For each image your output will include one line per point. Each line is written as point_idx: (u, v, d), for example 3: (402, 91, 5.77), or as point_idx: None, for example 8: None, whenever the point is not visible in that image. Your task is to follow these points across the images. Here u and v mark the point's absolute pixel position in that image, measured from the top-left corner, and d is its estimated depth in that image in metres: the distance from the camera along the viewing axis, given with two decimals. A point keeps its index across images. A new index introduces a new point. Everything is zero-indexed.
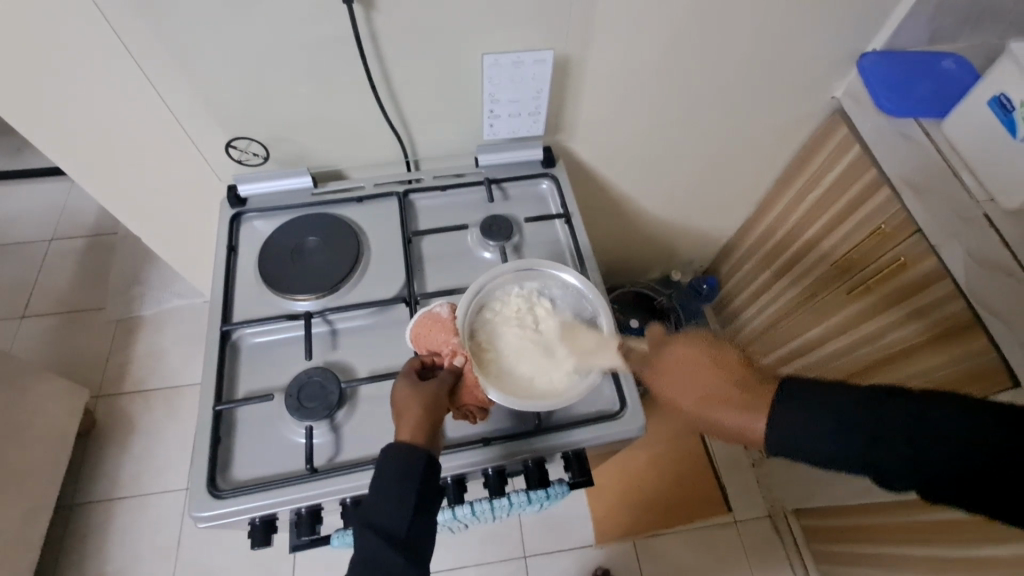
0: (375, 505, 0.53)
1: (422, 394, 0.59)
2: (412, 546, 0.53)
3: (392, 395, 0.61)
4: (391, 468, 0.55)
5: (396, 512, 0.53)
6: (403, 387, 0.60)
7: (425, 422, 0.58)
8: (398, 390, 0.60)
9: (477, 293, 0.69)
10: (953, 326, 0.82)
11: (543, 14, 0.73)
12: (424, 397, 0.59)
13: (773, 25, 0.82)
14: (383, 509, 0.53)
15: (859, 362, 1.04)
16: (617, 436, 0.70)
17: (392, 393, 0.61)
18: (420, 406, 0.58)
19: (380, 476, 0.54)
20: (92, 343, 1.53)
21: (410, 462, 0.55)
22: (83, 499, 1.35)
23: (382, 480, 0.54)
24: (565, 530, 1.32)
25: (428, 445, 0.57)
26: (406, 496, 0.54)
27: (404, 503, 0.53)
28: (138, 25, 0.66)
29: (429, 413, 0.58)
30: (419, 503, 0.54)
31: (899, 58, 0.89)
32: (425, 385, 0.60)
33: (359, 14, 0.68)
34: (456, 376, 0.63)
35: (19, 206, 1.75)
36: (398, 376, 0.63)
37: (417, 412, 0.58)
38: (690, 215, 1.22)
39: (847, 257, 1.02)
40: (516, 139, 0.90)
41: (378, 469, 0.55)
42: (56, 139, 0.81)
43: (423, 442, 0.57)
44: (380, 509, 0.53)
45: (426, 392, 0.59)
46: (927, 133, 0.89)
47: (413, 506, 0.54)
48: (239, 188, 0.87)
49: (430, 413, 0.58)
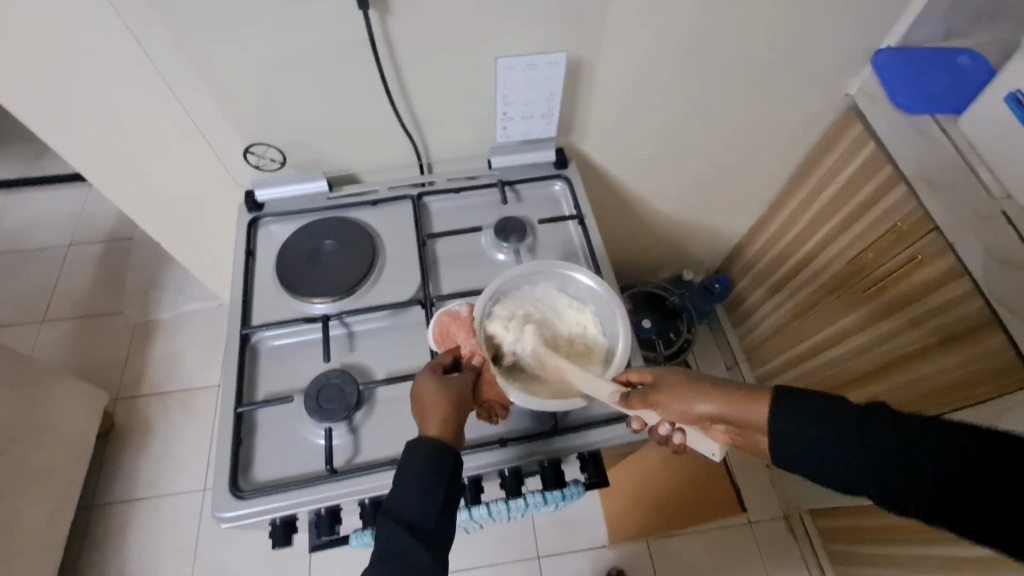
0: (402, 499, 0.54)
1: (449, 391, 0.60)
2: (438, 541, 0.53)
3: (417, 392, 0.61)
4: (418, 462, 0.55)
5: (424, 509, 0.54)
6: (429, 382, 0.61)
7: (453, 420, 0.59)
8: (423, 386, 0.61)
9: (504, 280, 0.70)
10: (971, 324, 0.81)
11: (555, 15, 0.73)
12: (449, 394, 0.60)
13: (784, 23, 0.82)
14: (412, 507, 0.54)
15: (873, 362, 1.04)
16: (632, 437, 0.70)
17: (415, 392, 0.62)
18: (446, 403, 0.59)
19: (406, 473, 0.55)
20: (110, 346, 1.56)
21: (439, 457, 0.56)
22: (102, 500, 1.36)
23: (409, 475, 0.55)
24: (579, 530, 1.33)
25: (454, 442, 0.58)
26: (433, 491, 0.55)
27: (431, 501, 0.54)
28: (157, 30, 0.67)
29: (456, 410, 0.59)
30: (446, 500, 0.55)
31: (913, 54, 0.89)
32: (449, 383, 0.61)
33: (374, 20, 0.69)
34: (477, 373, 0.64)
35: (37, 213, 1.78)
36: (424, 370, 0.64)
37: (444, 409, 0.59)
38: (702, 214, 1.22)
39: (863, 255, 1.01)
40: (529, 141, 0.90)
41: (404, 465, 0.56)
42: (76, 145, 0.83)
43: (450, 438, 0.58)
44: (408, 504, 0.54)
45: (452, 390, 0.61)
46: (943, 130, 0.88)
47: (440, 503, 0.54)
48: (256, 194, 0.88)
49: (457, 410, 0.59)
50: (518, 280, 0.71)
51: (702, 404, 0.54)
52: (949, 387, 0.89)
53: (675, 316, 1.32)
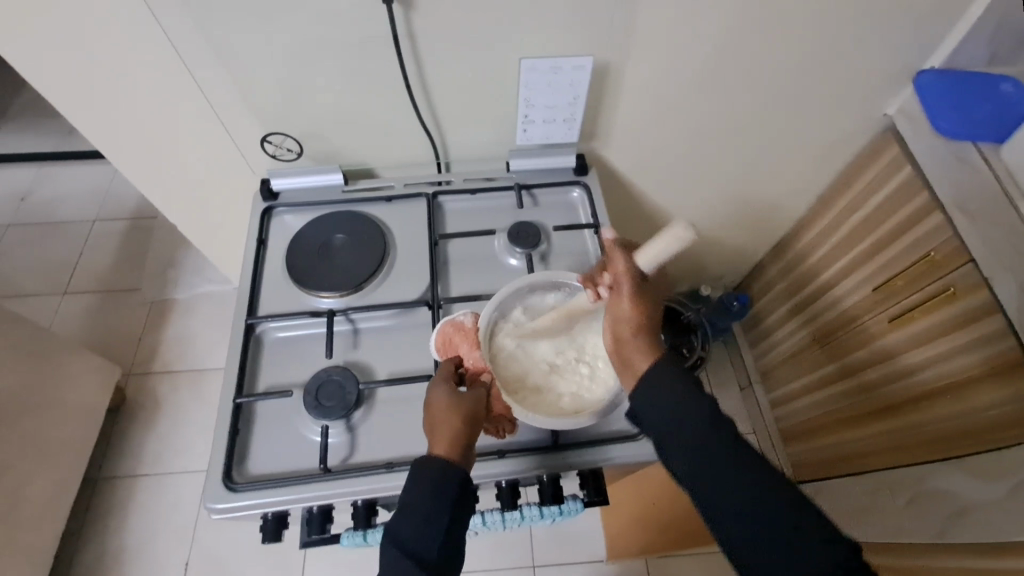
0: (405, 523, 0.53)
1: (459, 406, 0.59)
2: (437, 569, 0.52)
3: (430, 407, 0.60)
4: (426, 479, 0.55)
5: (427, 533, 0.53)
6: (443, 399, 0.60)
7: (461, 440, 0.58)
8: (436, 402, 0.60)
9: (509, 290, 0.69)
10: (1012, 362, 0.76)
11: (584, 17, 0.71)
12: (462, 412, 0.59)
13: (822, 37, 0.79)
14: (413, 530, 0.53)
15: (897, 396, 0.97)
16: (635, 458, 0.68)
17: (426, 403, 0.61)
18: (458, 422, 0.58)
19: (411, 495, 0.54)
20: (127, 323, 1.58)
21: (445, 479, 0.55)
22: (107, 474, 1.38)
23: (414, 497, 0.54)
24: (578, 541, 1.31)
25: (463, 464, 0.57)
26: (438, 514, 0.54)
27: (435, 524, 0.53)
28: (180, 13, 0.67)
29: (467, 431, 0.58)
30: (450, 524, 0.54)
31: (961, 77, 0.84)
32: (463, 400, 0.60)
33: (399, 14, 0.68)
34: (489, 393, 0.63)
35: (67, 187, 1.81)
36: (435, 381, 0.63)
37: (455, 429, 0.58)
38: (724, 230, 1.19)
39: (890, 282, 0.97)
40: (549, 146, 0.88)
41: (411, 486, 0.55)
42: (99, 125, 0.83)
43: (458, 460, 0.57)
44: (410, 527, 0.53)
45: (465, 405, 0.60)
46: (985, 158, 0.84)
47: (443, 527, 0.53)
48: (272, 183, 0.88)
49: (467, 431, 0.58)
50: (527, 288, 0.70)
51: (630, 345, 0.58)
52: (981, 428, 0.82)
53: (689, 332, 1.27)
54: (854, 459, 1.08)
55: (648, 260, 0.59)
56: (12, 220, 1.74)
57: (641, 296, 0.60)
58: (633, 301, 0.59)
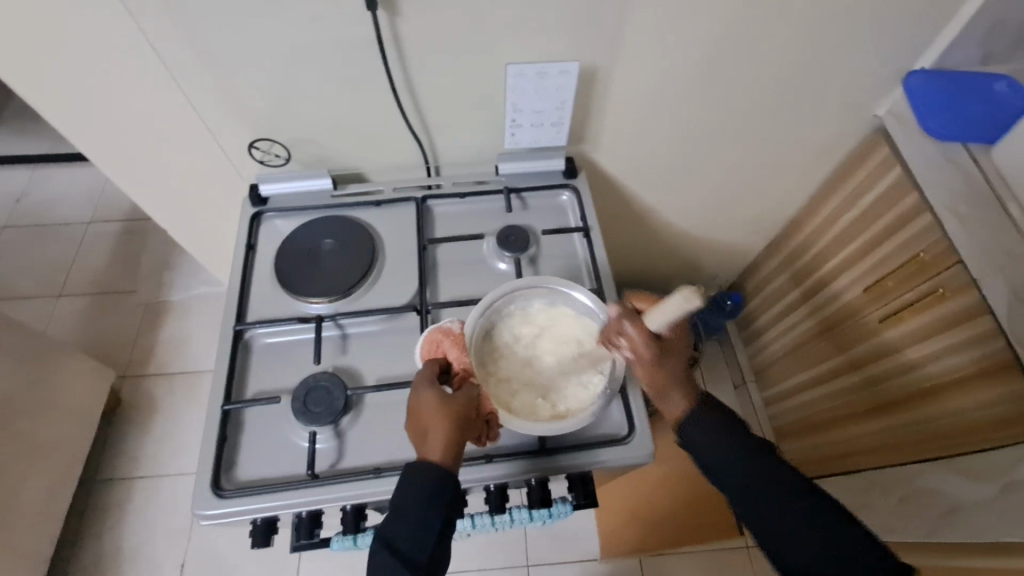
0: (397, 527, 0.54)
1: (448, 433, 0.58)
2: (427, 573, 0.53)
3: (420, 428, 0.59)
4: (419, 486, 0.55)
5: (419, 538, 0.54)
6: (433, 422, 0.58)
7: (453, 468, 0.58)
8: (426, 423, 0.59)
9: (497, 296, 0.69)
10: (1003, 362, 0.75)
11: (570, 23, 0.71)
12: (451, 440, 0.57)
13: (809, 40, 0.79)
14: (405, 533, 0.54)
15: (890, 395, 0.97)
16: (624, 462, 0.68)
17: (416, 408, 0.60)
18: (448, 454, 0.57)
19: (403, 498, 0.55)
20: (121, 325, 1.58)
21: (437, 486, 0.55)
22: (103, 476, 1.39)
23: (404, 501, 0.55)
24: (572, 540, 1.31)
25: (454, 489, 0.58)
26: (430, 520, 0.55)
27: (427, 530, 0.54)
28: (165, 21, 0.67)
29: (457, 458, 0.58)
30: (441, 529, 0.55)
31: (948, 79, 0.85)
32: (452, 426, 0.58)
33: (384, 20, 0.68)
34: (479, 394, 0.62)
35: (60, 189, 1.81)
36: (422, 398, 0.60)
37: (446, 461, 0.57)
38: (715, 230, 1.19)
39: (881, 282, 0.97)
40: (538, 150, 0.88)
41: (403, 491, 0.55)
42: (86, 131, 0.83)
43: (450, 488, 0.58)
44: (402, 530, 0.54)
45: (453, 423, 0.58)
46: (974, 159, 0.85)
47: (436, 533, 0.54)
48: (261, 188, 0.88)
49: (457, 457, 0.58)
50: (515, 292, 0.70)
51: (669, 398, 0.59)
52: (975, 428, 0.81)
53: None
54: (848, 458, 1.08)
55: (659, 321, 0.56)
56: (7, 222, 1.74)
57: (659, 355, 0.58)
58: (657, 362, 0.58)
